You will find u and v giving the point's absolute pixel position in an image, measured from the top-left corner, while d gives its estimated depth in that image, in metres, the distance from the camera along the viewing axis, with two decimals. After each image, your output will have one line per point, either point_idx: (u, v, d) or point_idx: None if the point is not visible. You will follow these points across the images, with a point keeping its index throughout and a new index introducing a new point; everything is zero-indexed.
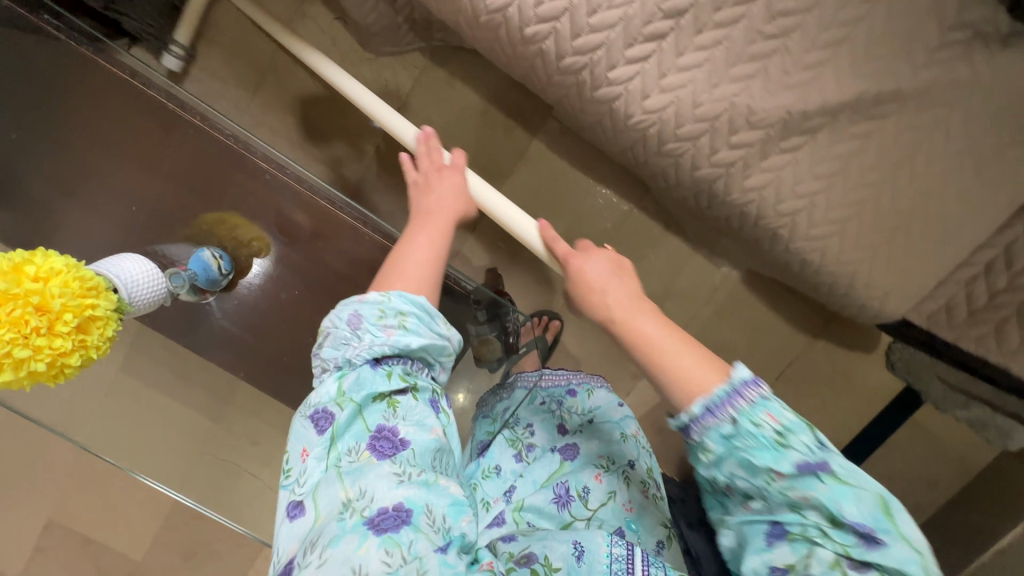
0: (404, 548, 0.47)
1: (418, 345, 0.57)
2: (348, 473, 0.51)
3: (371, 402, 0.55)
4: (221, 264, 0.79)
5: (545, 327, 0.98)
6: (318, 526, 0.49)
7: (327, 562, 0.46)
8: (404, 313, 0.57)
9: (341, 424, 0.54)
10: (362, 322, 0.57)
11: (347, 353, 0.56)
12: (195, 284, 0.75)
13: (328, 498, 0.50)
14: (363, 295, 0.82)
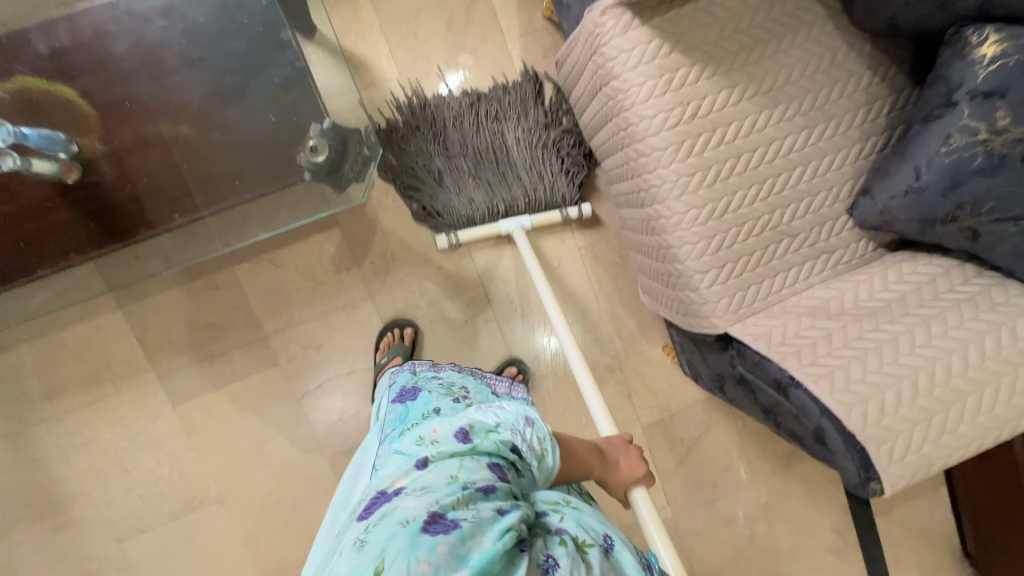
0: (472, 501, 0.52)
1: (538, 475, 0.64)
2: (466, 467, 0.56)
3: (500, 450, 0.61)
4: (50, 133, 0.78)
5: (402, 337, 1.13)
6: (425, 477, 0.55)
7: (426, 494, 0.51)
8: (545, 453, 0.65)
9: (480, 446, 0.60)
10: (527, 423, 0.66)
11: (513, 433, 0.63)
12: (26, 147, 0.77)
13: (442, 466, 0.55)
14: (227, 100, 0.83)
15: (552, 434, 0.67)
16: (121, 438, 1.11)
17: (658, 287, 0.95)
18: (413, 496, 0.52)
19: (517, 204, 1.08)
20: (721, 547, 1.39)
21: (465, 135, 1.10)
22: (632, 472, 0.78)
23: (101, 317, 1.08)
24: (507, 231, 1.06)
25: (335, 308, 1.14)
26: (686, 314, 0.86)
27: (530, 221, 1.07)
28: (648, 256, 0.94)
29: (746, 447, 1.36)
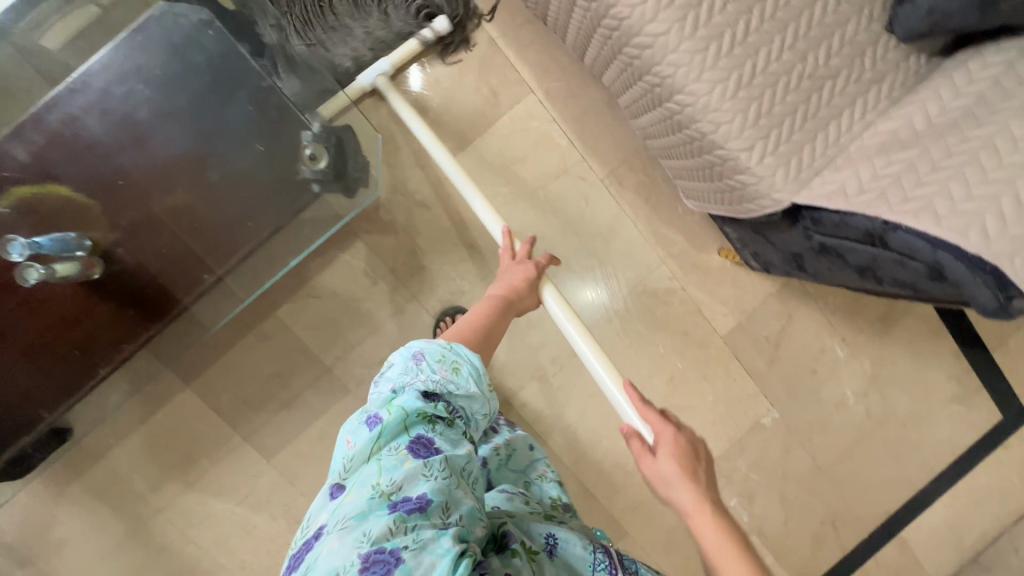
0: (406, 520, 0.49)
1: (467, 394, 0.63)
2: (386, 469, 0.53)
3: (418, 417, 0.58)
4: (60, 236, 0.77)
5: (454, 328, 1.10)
6: (346, 503, 0.51)
7: (350, 528, 0.49)
8: (459, 365, 0.64)
9: (392, 427, 0.57)
10: (423, 355, 0.63)
11: (416, 383, 0.60)
12: (44, 257, 0.76)
13: (360, 481, 0.53)
14: (212, 137, 0.81)
15: (450, 344, 0.65)
16: (233, 505, 1.14)
17: (699, 181, 0.88)
18: (337, 532, 0.49)
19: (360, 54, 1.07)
20: (840, 430, 1.33)
21: None
22: (530, 283, 0.85)
23: (174, 399, 1.09)
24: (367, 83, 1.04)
25: (384, 319, 1.12)
26: (739, 199, 0.80)
27: (388, 63, 1.04)
28: (677, 152, 0.87)
29: (836, 324, 1.29)
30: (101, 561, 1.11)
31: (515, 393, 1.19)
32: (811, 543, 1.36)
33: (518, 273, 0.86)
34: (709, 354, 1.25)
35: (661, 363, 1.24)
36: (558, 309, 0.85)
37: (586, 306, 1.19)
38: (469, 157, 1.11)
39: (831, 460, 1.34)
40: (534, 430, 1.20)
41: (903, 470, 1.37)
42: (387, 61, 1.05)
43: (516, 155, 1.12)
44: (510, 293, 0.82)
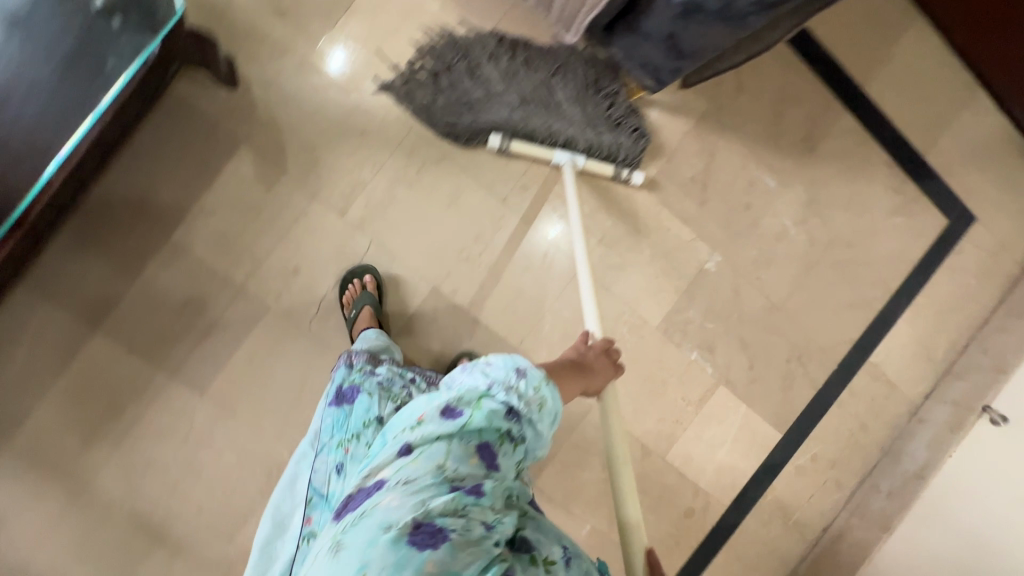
0: (459, 505, 0.54)
1: (537, 432, 0.65)
2: (453, 454, 0.58)
3: (495, 424, 0.61)
4: None
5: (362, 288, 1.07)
6: (413, 467, 0.57)
7: (413, 492, 0.55)
8: (546, 402, 0.65)
9: (470, 422, 0.61)
10: (525, 372, 0.64)
11: (507, 394, 0.63)
12: None
13: (428, 457, 0.58)
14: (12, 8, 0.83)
15: (548, 378, 0.65)
16: (175, 447, 1.09)
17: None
18: (401, 490, 0.55)
19: (571, 145, 1.13)
20: (787, 262, 1.30)
21: (548, 120, 1.13)
22: (608, 371, 0.86)
23: (85, 349, 1.04)
24: (559, 163, 1.12)
25: (289, 226, 1.08)
26: None
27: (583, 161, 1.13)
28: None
29: (758, 154, 1.26)
30: (48, 529, 1.07)
31: (443, 282, 1.15)
32: (780, 383, 1.34)
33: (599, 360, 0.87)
34: (635, 207, 1.22)
35: (589, 225, 1.21)
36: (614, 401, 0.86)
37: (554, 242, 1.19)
38: (339, 39, 1.07)
39: (783, 295, 1.32)
40: (472, 316, 1.17)
41: (858, 293, 1.36)
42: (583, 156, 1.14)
43: (389, 26, 1.09)
44: (587, 377, 0.82)
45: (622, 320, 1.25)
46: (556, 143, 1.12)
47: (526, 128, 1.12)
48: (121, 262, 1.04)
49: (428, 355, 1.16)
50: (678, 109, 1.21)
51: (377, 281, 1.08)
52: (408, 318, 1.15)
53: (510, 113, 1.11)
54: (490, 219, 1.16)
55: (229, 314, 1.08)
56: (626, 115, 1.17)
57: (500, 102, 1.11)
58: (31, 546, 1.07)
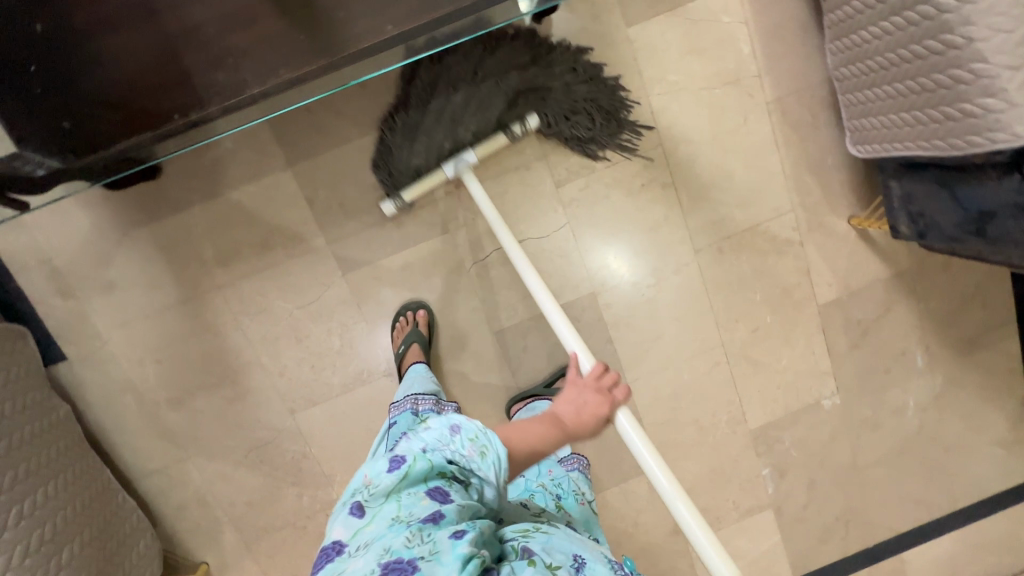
0: (425, 534, 0.57)
1: (485, 478, 0.65)
2: (405, 504, 0.60)
3: (438, 471, 0.64)
4: None
5: (415, 324, 1.09)
6: (367, 528, 0.59)
7: (372, 546, 0.56)
8: (487, 448, 0.65)
9: (414, 471, 0.63)
10: (457, 429, 0.66)
11: (442, 450, 0.65)
12: None
13: (382, 513, 0.59)
14: None
15: (484, 425, 0.67)
16: (293, 307, 1.08)
17: (889, 102, 0.89)
18: (359, 551, 0.56)
19: (462, 140, 0.99)
20: (888, 436, 1.32)
21: (486, 116, 0.99)
22: (594, 414, 0.74)
23: (269, 178, 1.02)
24: (449, 173, 0.97)
25: (506, 170, 1.07)
26: (943, 134, 0.80)
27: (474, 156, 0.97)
28: (875, 66, 0.89)
29: (924, 332, 1.27)
30: (143, 318, 1.05)
31: (602, 292, 1.15)
32: (819, 535, 1.36)
33: (588, 400, 0.75)
34: (798, 319, 1.22)
35: (750, 313, 1.20)
36: (632, 430, 0.71)
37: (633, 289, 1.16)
38: (648, 29, 1.04)
39: (867, 463, 1.33)
40: (608, 334, 1.18)
41: (929, 496, 1.38)
42: (471, 152, 0.98)
43: (698, 43, 1.05)
44: (560, 427, 0.73)
45: (726, 410, 1.26)
46: (443, 146, 0.99)
47: (421, 139, 0.99)
48: (347, 119, 1.01)
49: (551, 347, 1.16)
50: (888, 256, 1.20)
51: (431, 322, 1.10)
52: (555, 306, 1.15)
53: (453, 113, 0.98)
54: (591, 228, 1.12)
55: (409, 218, 1.07)
56: (585, 132, 1.04)
57: (441, 100, 0.98)
58: (121, 325, 1.05)
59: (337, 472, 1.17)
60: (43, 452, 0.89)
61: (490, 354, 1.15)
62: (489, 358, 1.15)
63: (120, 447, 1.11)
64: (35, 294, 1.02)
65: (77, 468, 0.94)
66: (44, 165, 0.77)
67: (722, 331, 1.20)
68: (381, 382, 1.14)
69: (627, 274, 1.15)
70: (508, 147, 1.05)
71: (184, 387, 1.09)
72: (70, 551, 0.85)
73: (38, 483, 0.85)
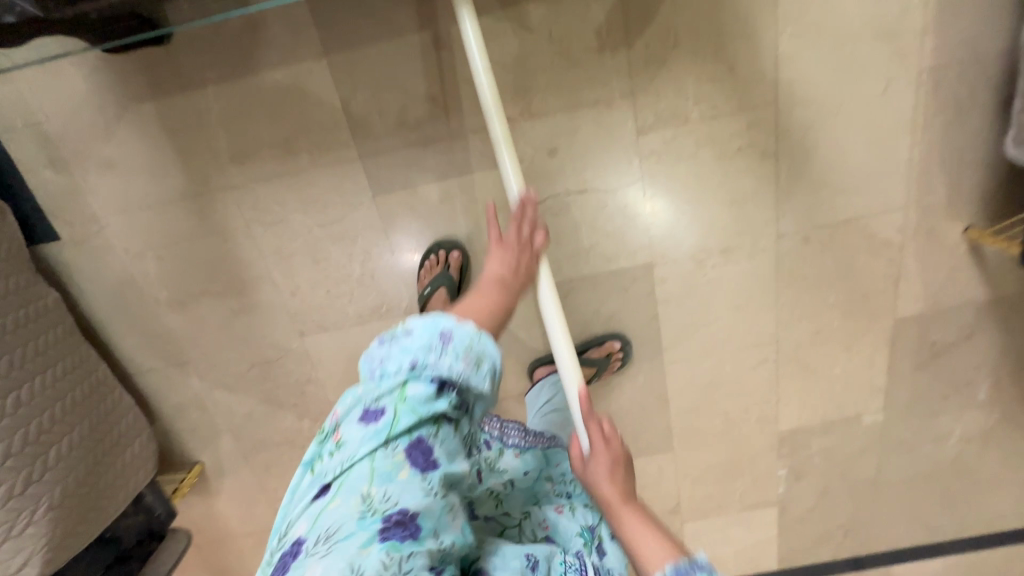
0: (405, 559, 0.47)
1: (480, 389, 0.58)
2: (380, 478, 0.50)
3: (424, 420, 0.54)
4: None
5: (445, 267, 0.97)
6: (330, 515, 0.48)
7: (336, 549, 0.46)
8: (484, 354, 0.58)
9: (394, 429, 0.52)
10: (449, 337, 0.56)
11: (431, 368, 0.54)
12: None
13: (350, 488, 0.49)
14: None
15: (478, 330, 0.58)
16: (312, 223, 0.95)
17: None
18: (320, 554, 0.46)
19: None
20: (918, 461, 1.25)
21: None
22: (519, 266, 0.72)
23: (300, 66, 0.84)
24: None
25: (583, 104, 0.88)
26: None
27: None
28: None
29: (1000, 365, 1.14)
30: (144, 208, 0.93)
31: (660, 264, 1.01)
32: (814, 537, 1.34)
33: (519, 255, 0.72)
34: (866, 329, 1.09)
35: (816, 314, 1.07)
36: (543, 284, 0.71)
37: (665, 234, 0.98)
38: None
39: (888, 482, 1.27)
40: (655, 311, 1.05)
41: (938, 522, 1.33)
42: None
43: None
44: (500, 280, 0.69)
45: (759, 408, 1.17)
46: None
47: None
48: (402, 5, 0.81)
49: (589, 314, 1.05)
50: (994, 278, 1.04)
51: (463, 266, 0.97)
52: (604, 270, 1.01)
53: None
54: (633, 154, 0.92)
55: (458, 142, 0.90)
56: None
57: None
58: (119, 211, 0.93)
59: (340, 400, 1.11)
60: (26, 346, 0.81)
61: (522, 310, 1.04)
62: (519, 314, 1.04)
63: (118, 339, 1.04)
64: (23, 160, 0.89)
65: (66, 363, 0.86)
66: (12, 12, 0.58)
67: (781, 328, 1.08)
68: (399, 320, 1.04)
69: (693, 250, 1.00)
70: (590, 73, 0.85)
71: (188, 289, 1.00)
72: (56, 453, 0.80)
73: (17, 380, 0.77)
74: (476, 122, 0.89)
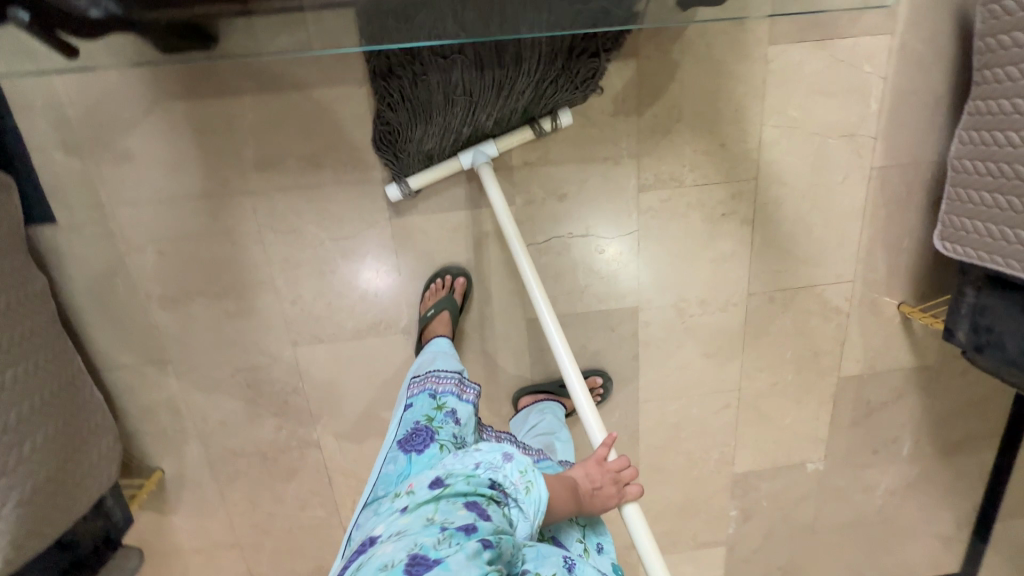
0: (454, 540, 0.60)
1: (523, 511, 0.71)
2: (440, 510, 0.65)
3: (478, 495, 0.69)
4: None
5: (450, 289, 1.02)
6: (401, 522, 0.64)
7: (404, 537, 0.60)
8: (532, 484, 0.72)
9: (455, 488, 0.68)
10: (509, 457, 0.73)
11: (491, 472, 0.71)
12: None
13: (418, 511, 0.65)
14: None
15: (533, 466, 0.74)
16: (325, 236, 0.98)
17: (996, 211, 0.87)
18: (391, 540, 0.61)
19: (483, 127, 0.90)
20: (850, 508, 1.38)
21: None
22: (600, 494, 0.78)
23: (339, 89, 0.89)
24: None
25: (594, 158, 0.98)
26: None
27: None
28: (1000, 171, 0.86)
29: (920, 426, 1.30)
30: (155, 202, 0.93)
31: (645, 309, 1.10)
32: None
33: (602, 486, 0.78)
34: (815, 385, 1.22)
35: (774, 367, 1.19)
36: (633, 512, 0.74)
37: (631, 276, 1.07)
38: (789, 54, 0.95)
39: (823, 528, 1.39)
40: (636, 351, 1.14)
41: (863, 568, 1.46)
42: None
43: (830, 84, 0.97)
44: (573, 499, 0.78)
45: (719, 450, 1.26)
46: (459, 132, 0.90)
47: None
48: None
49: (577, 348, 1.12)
50: (919, 349, 1.20)
51: (467, 291, 1.02)
52: (594, 309, 1.09)
53: None
54: (614, 202, 1.02)
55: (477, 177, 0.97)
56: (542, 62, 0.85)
57: None
58: (127, 203, 0.92)
59: (323, 414, 1.10)
60: (14, 329, 0.77)
61: (515, 339, 1.09)
62: (512, 343, 1.10)
63: (98, 331, 1.00)
64: (33, 139, 0.87)
65: (49, 351, 0.83)
66: (99, 6, 0.66)
67: (743, 377, 1.19)
68: (396, 338, 1.06)
69: (675, 299, 1.10)
70: (603, 133, 0.96)
71: (184, 288, 0.99)
72: (31, 445, 0.76)
73: (4, 365, 0.74)
74: (497, 162, 0.96)
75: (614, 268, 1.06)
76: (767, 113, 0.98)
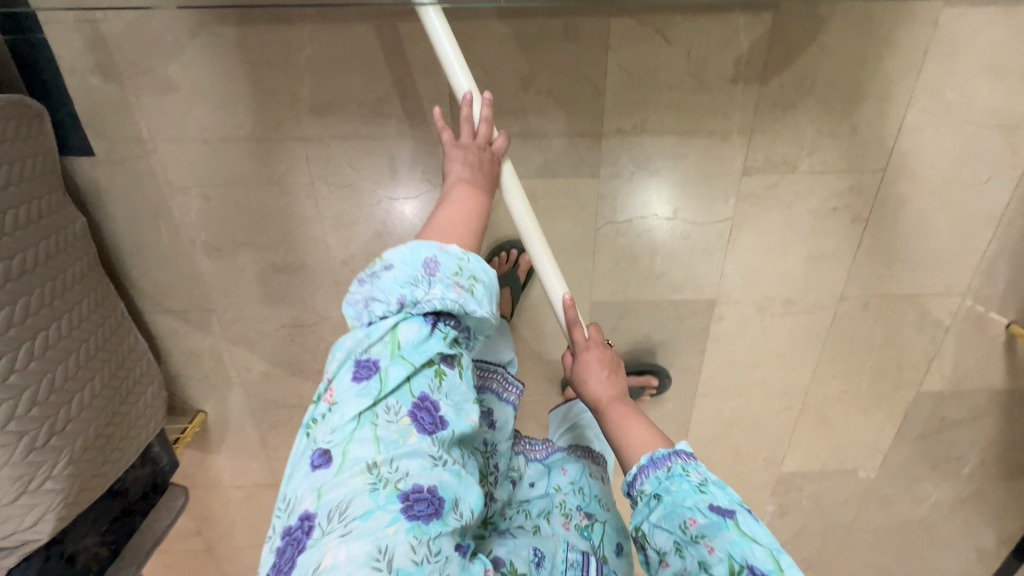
0: (431, 540, 0.49)
1: (478, 315, 0.58)
2: (386, 444, 0.51)
3: (421, 371, 0.55)
4: None
5: (513, 264, 0.94)
6: (340, 482, 0.50)
7: (354, 528, 0.47)
8: (475, 281, 0.57)
9: (387, 385, 0.53)
10: (435, 268, 0.56)
11: (420, 310, 0.55)
12: None
13: (356, 459, 0.50)
14: None
15: (464, 256, 0.58)
16: (381, 195, 0.88)
17: None
18: (337, 529, 0.48)
19: None
20: (892, 516, 1.33)
21: None
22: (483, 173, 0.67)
23: (411, 26, 0.75)
24: None
25: (698, 131, 0.84)
26: None
27: None
28: None
29: (990, 447, 1.21)
30: (200, 143, 0.83)
31: (722, 303, 1.00)
32: None
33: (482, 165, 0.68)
34: (888, 396, 1.13)
35: (849, 375, 1.10)
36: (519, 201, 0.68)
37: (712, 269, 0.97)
38: (965, 20, 0.76)
39: (859, 530, 1.36)
40: (703, 345, 1.05)
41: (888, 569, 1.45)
42: None
43: (1005, 64, 0.79)
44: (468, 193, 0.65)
45: (770, 449, 1.21)
46: None
47: None
48: None
49: (641, 336, 1.03)
50: (1016, 372, 1.09)
51: (532, 268, 0.94)
52: (667, 299, 1.00)
53: None
54: (707, 187, 0.88)
55: (559, 142, 0.84)
56: None
57: None
58: (170, 140, 0.83)
59: None
60: (55, 281, 0.72)
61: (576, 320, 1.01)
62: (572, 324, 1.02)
63: (139, 273, 0.94)
64: (67, 59, 0.76)
65: (91, 301, 0.77)
66: None
67: (813, 382, 1.11)
68: None
69: (757, 295, 0.99)
70: (715, 103, 0.81)
71: (229, 237, 0.91)
72: (79, 402, 0.73)
73: (45, 322, 0.69)
74: (584, 126, 0.83)
75: (691, 259, 0.95)
76: (917, 93, 0.81)
